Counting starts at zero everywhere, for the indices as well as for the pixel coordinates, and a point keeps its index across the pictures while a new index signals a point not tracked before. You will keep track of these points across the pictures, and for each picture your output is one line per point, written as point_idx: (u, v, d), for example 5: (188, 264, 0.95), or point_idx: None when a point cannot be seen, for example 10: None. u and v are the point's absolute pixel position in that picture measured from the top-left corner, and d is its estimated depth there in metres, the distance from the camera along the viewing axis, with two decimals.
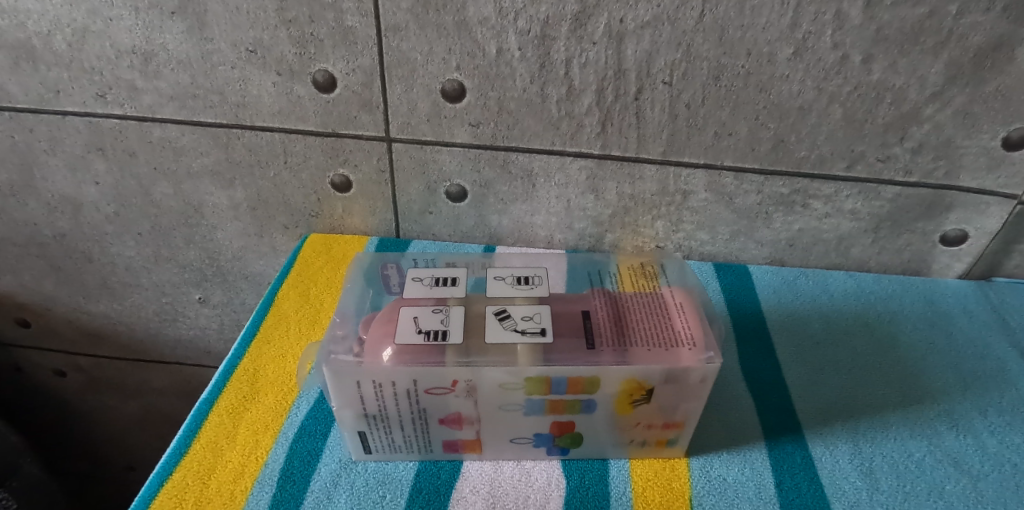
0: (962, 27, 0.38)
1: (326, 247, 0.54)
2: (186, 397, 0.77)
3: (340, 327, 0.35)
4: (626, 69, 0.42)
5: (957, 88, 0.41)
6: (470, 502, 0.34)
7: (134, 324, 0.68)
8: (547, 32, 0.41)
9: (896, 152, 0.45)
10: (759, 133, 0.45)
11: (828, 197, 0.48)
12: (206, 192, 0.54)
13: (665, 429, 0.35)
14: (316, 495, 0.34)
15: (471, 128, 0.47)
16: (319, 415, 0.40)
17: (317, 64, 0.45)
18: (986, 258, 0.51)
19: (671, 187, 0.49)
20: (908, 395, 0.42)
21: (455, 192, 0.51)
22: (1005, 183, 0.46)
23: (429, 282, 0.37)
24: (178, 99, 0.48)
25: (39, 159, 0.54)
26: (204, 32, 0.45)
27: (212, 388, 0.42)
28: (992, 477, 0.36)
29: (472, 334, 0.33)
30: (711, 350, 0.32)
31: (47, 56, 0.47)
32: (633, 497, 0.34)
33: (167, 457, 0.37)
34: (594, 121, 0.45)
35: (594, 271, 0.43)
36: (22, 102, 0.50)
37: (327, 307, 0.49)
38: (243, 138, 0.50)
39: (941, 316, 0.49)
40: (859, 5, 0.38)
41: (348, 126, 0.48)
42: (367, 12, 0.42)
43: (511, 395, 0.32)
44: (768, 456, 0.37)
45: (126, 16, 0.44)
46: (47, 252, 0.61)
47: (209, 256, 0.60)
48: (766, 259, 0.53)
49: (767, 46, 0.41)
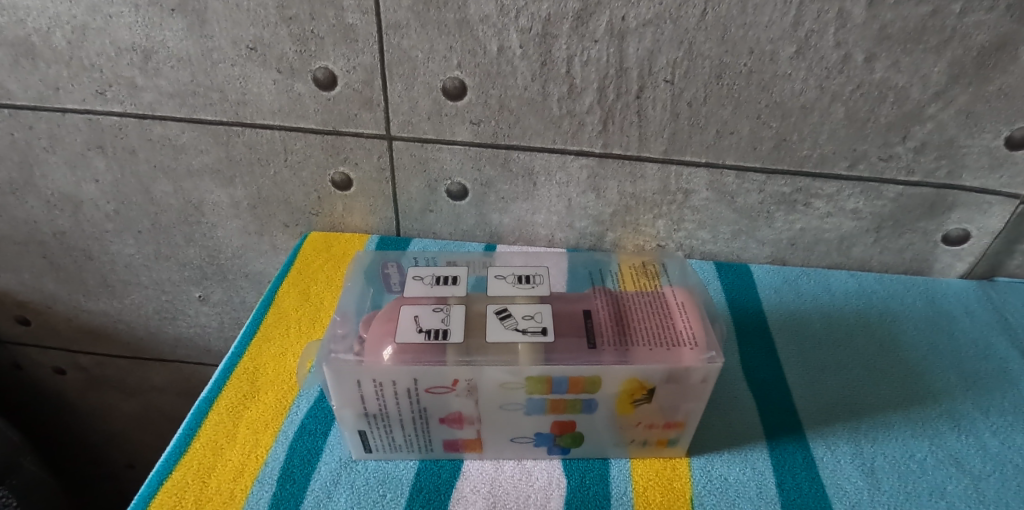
0: (965, 26, 0.38)
1: (326, 245, 0.54)
2: (186, 395, 0.77)
3: (340, 326, 0.34)
4: (628, 67, 0.42)
5: (959, 87, 0.41)
6: (471, 501, 0.34)
7: (133, 322, 0.68)
8: (549, 30, 0.41)
9: (899, 152, 0.45)
10: (761, 133, 0.45)
11: (829, 197, 0.48)
12: (206, 190, 0.54)
13: (666, 429, 0.35)
14: (316, 494, 0.34)
15: (472, 127, 0.47)
16: (319, 414, 0.40)
17: (317, 61, 0.45)
18: (987, 258, 0.51)
19: (672, 186, 0.49)
20: (910, 395, 0.42)
21: (455, 191, 0.51)
22: (1007, 183, 0.45)
23: (430, 281, 0.37)
24: (178, 96, 0.48)
25: (39, 156, 0.53)
26: (204, 30, 0.44)
27: (212, 387, 0.42)
28: (994, 477, 0.36)
29: (473, 333, 0.32)
30: (712, 350, 0.32)
31: (47, 53, 0.47)
32: (633, 497, 0.34)
33: (166, 456, 0.37)
34: (595, 120, 0.45)
35: (595, 270, 0.43)
36: (22, 99, 0.50)
37: (327, 306, 0.49)
38: (243, 136, 0.50)
39: (942, 316, 0.49)
40: (862, 3, 0.38)
41: (348, 124, 0.48)
42: (367, 10, 0.42)
43: (511, 394, 0.32)
44: (769, 456, 0.37)
45: (126, 13, 0.44)
46: (46, 249, 0.61)
47: (209, 254, 0.60)
48: (767, 258, 0.53)
49: (769, 45, 0.40)
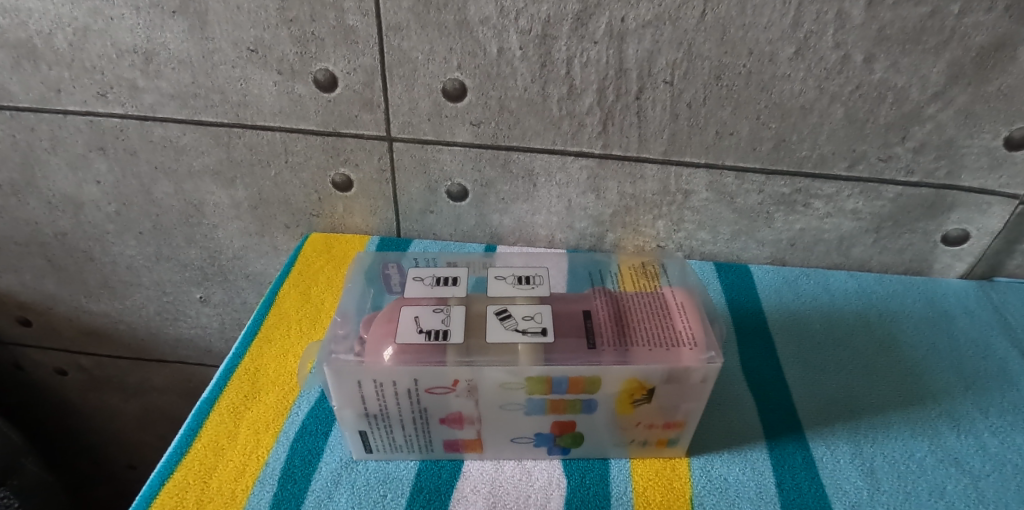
0: (964, 27, 0.38)
1: (327, 246, 0.54)
2: (187, 396, 0.77)
3: (340, 327, 0.35)
4: (628, 68, 0.42)
5: (958, 88, 0.41)
6: (471, 502, 0.34)
7: (134, 323, 0.68)
8: (548, 32, 0.41)
9: (898, 152, 0.45)
10: (760, 133, 0.45)
11: (829, 197, 0.48)
12: (207, 191, 0.54)
13: (665, 429, 0.35)
14: (317, 494, 0.34)
15: (472, 128, 0.47)
16: (320, 415, 0.40)
17: (317, 63, 0.45)
18: (987, 258, 0.51)
19: (672, 186, 0.49)
20: (910, 395, 0.42)
21: (456, 192, 0.51)
22: (1006, 183, 0.45)
23: (430, 281, 0.37)
24: (179, 98, 0.48)
25: (40, 158, 0.54)
26: (204, 31, 0.45)
27: (213, 388, 0.42)
28: (993, 477, 0.36)
29: (473, 334, 0.33)
30: (711, 350, 0.32)
31: (48, 55, 0.47)
32: (633, 497, 0.34)
33: (167, 456, 0.37)
34: (595, 120, 0.45)
35: (594, 270, 0.43)
36: (23, 101, 0.50)
37: (328, 306, 0.49)
38: (243, 138, 0.50)
39: (941, 316, 0.49)
40: (861, 4, 0.38)
41: (348, 126, 0.48)
42: (368, 12, 0.42)
43: (511, 395, 0.32)
44: (769, 456, 0.37)
45: (127, 15, 0.44)
46: (48, 251, 0.62)
47: (210, 255, 0.60)
48: (767, 258, 0.53)
49: (768, 45, 0.40)
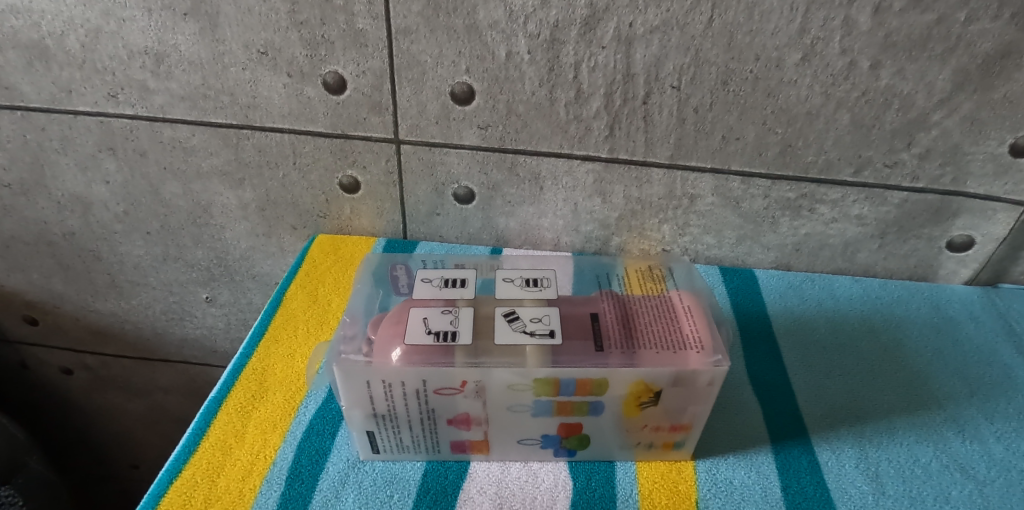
0: (970, 34, 0.39)
1: (334, 247, 0.55)
2: (192, 396, 0.78)
3: (350, 327, 0.35)
4: (635, 73, 0.43)
5: (964, 94, 0.41)
6: (478, 502, 0.34)
7: (141, 322, 0.69)
8: (556, 36, 0.42)
9: (903, 158, 0.45)
10: (767, 138, 0.45)
11: (834, 202, 0.48)
12: (215, 192, 0.55)
13: (672, 431, 0.35)
14: (323, 494, 0.35)
15: (480, 131, 0.47)
16: (327, 414, 0.40)
17: (327, 66, 0.45)
18: (992, 265, 0.51)
19: (678, 190, 0.49)
20: (914, 400, 0.42)
21: (463, 194, 0.51)
22: (1012, 190, 0.46)
23: (439, 283, 0.37)
24: (189, 99, 0.49)
25: (50, 158, 0.54)
26: (216, 34, 0.45)
27: (220, 388, 0.42)
28: (999, 483, 0.36)
29: (480, 335, 0.33)
30: (718, 354, 0.32)
31: (60, 56, 0.48)
32: (639, 499, 0.34)
33: (176, 455, 0.37)
34: (603, 124, 0.46)
35: (601, 273, 0.43)
36: (34, 101, 0.50)
37: (335, 307, 0.49)
38: (253, 139, 0.50)
39: (946, 321, 0.49)
40: (868, 11, 0.38)
41: (358, 128, 0.48)
42: (378, 15, 0.42)
43: (519, 396, 0.32)
44: (774, 460, 0.37)
45: (139, 16, 0.45)
46: (56, 250, 0.62)
47: (216, 256, 0.61)
48: (772, 263, 0.53)
49: (775, 51, 0.41)
